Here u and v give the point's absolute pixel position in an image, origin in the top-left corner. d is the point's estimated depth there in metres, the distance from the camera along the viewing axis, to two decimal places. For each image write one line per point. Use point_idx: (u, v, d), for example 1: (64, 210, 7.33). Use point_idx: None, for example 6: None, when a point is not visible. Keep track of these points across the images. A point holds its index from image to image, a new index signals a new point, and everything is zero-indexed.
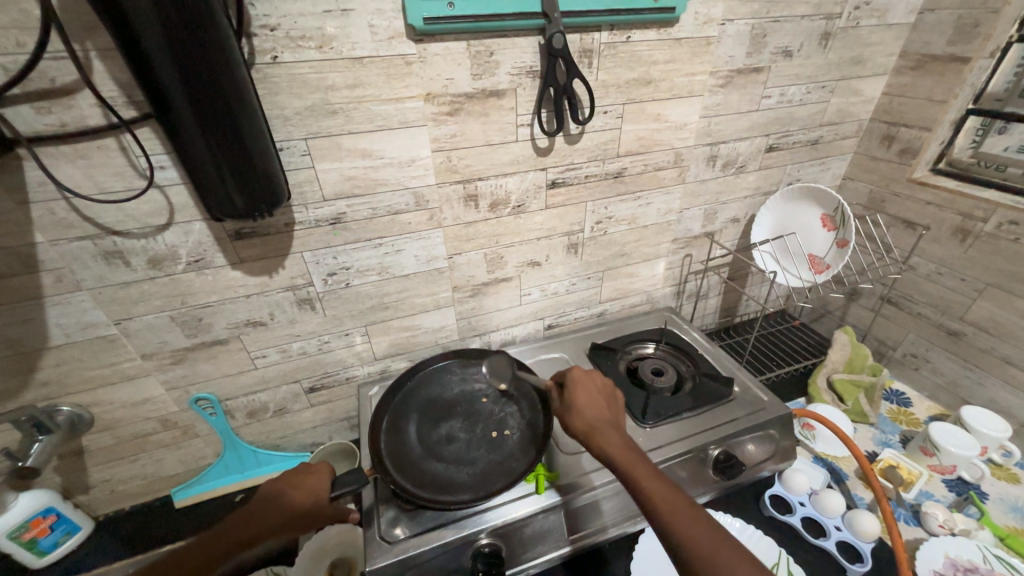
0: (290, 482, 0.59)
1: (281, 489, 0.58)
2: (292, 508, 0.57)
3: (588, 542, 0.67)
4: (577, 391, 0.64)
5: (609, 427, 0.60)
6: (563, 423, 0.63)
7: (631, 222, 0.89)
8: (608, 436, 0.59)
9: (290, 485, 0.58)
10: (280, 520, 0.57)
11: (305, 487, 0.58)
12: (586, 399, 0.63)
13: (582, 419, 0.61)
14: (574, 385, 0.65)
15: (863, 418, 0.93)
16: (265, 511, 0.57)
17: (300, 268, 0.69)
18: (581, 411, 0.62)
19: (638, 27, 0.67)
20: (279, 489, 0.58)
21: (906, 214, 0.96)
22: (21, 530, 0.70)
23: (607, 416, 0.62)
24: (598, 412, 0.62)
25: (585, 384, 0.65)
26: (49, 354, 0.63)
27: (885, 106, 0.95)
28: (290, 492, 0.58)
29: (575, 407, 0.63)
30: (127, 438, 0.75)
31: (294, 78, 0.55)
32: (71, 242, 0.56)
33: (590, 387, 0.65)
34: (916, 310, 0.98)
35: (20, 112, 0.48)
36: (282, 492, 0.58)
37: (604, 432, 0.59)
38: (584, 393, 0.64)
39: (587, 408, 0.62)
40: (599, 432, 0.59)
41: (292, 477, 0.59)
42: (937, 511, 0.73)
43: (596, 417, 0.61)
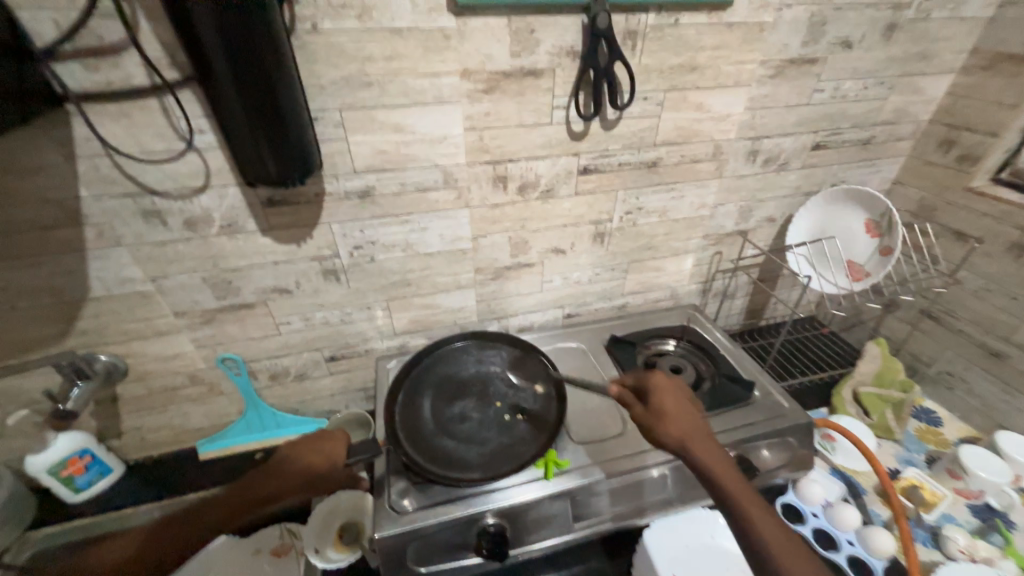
0: (308, 446, 0.61)
1: (299, 453, 0.60)
2: (311, 471, 0.59)
3: (624, 523, 0.68)
4: (664, 399, 0.63)
5: (702, 438, 0.59)
6: (653, 430, 0.61)
7: (662, 215, 0.86)
8: (707, 449, 0.58)
9: (308, 449, 0.60)
10: (299, 481, 0.58)
11: (323, 451, 0.60)
12: (676, 407, 0.63)
13: (676, 429, 0.60)
14: (658, 393, 0.64)
15: (888, 434, 0.90)
16: (283, 472, 0.59)
17: (327, 239, 0.70)
18: (673, 419, 0.61)
19: (688, 9, 0.64)
20: (296, 452, 0.60)
21: (958, 225, 0.90)
22: (59, 466, 0.74)
23: (698, 427, 0.61)
24: (689, 423, 0.61)
25: (671, 391, 0.65)
26: (89, 305, 0.66)
27: (948, 107, 0.88)
28: (310, 454, 0.60)
29: (665, 416, 0.61)
30: (158, 391, 0.79)
31: (332, 47, 0.55)
32: (113, 198, 0.58)
33: (677, 395, 0.64)
34: (958, 327, 0.93)
35: (70, 68, 0.49)
36: (300, 455, 0.60)
37: (699, 444, 0.58)
38: (671, 399, 0.64)
39: (680, 418, 0.61)
40: (694, 443, 0.58)
41: (311, 441, 0.61)
42: (959, 536, 0.71)
43: (690, 428, 0.60)
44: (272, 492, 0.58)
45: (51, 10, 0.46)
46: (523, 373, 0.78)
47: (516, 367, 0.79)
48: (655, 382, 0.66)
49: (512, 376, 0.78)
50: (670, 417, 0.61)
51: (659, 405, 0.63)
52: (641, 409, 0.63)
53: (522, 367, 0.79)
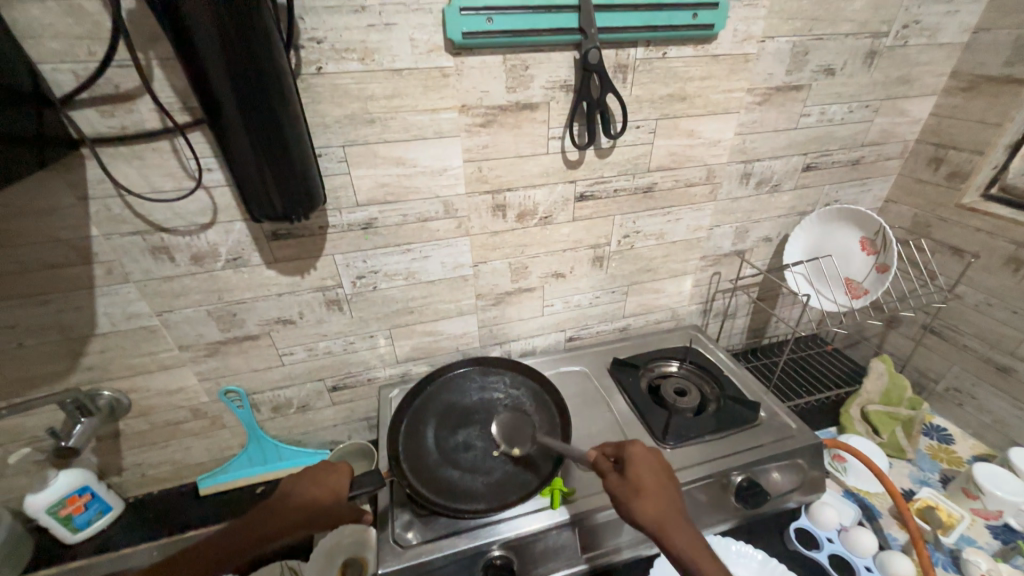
0: (308, 477, 0.59)
1: (303, 486, 0.59)
2: (318, 505, 0.58)
3: (602, 560, 0.66)
4: (640, 472, 0.58)
5: (679, 518, 0.55)
6: (626, 507, 0.55)
7: (659, 238, 0.88)
8: (683, 531, 0.53)
9: (310, 481, 0.59)
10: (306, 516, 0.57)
11: (327, 484, 0.59)
12: (651, 483, 0.57)
13: (651, 509, 0.54)
14: (634, 463, 0.58)
15: (900, 454, 0.89)
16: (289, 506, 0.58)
17: (330, 270, 0.71)
18: (650, 498, 0.55)
19: (675, 43, 0.67)
20: (299, 486, 0.59)
21: (953, 240, 0.91)
22: (58, 506, 0.73)
23: (675, 505, 0.56)
24: (666, 501, 0.55)
25: (648, 462, 0.59)
26: (96, 340, 0.67)
27: (933, 127, 0.91)
28: (314, 488, 0.58)
29: (641, 494, 0.56)
30: (160, 425, 0.79)
31: (336, 88, 0.57)
32: (122, 236, 0.60)
33: (653, 466, 0.59)
34: (961, 342, 0.93)
35: (87, 115, 0.52)
36: (304, 488, 0.59)
37: (674, 523, 0.54)
38: (648, 473, 0.58)
39: (655, 494, 0.56)
40: (671, 528, 0.53)
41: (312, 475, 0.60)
42: (980, 559, 0.68)
43: (666, 509, 0.55)
44: (274, 528, 0.57)
45: (71, 63, 0.49)
46: (505, 432, 0.72)
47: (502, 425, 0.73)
48: (631, 453, 0.60)
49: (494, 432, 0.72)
50: (647, 496, 0.55)
51: (633, 482, 0.57)
52: (617, 485, 0.57)
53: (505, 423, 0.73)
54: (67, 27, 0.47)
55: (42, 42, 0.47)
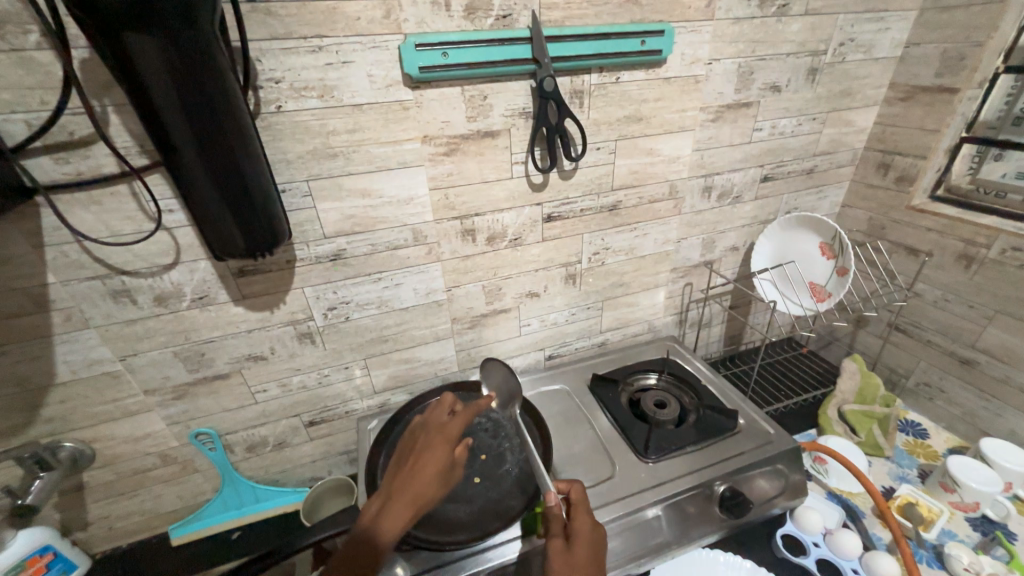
0: (428, 440, 0.58)
1: (430, 458, 0.56)
2: (447, 454, 0.56)
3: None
4: (582, 543, 0.54)
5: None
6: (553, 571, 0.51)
7: (629, 253, 0.89)
8: None
9: (430, 448, 0.57)
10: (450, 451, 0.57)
11: (445, 434, 0.58)
12: (590, 561, 0.53)
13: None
14: (578, 533, 0.55)
15: (878, 452, 0.90)
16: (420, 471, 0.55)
17: (300, 303, 0.70)
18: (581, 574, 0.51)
19: (626, 68, 0.70)
20: (426, 443, 0.57)
21: (907, 241, 0.95)
22: (17, 570, 0.67)
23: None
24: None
25: (592, 535, 0.56)
26: (55, 390, 0.65)
27: (879, 135, 0.96)
28: (439, 442, 0.57)
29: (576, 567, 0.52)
30: (127, 474, 0.75)
31: (297, 125, 0.58)
32: (81, 282, 0.59)
33: (598, 543, 0.55)
34: (926, 337, 0.96)
35: (40, 163, 0.51)
36: (425, 459, 0.56)
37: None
38: (586, 551, 0.53)
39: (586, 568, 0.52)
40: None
41: (425, 427, 0.61)
42: (961, 553, 0.69)
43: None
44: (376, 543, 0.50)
45: (23, 113, 0.49)
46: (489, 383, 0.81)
47: (489, 375, 0.81)
48: (578, 524, 0.56)
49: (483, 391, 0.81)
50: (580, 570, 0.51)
51: (572, 553, 0.53)
52: (557, 547, 0.54)
53: (490, 374, 0.81)
54: (17, 78, 0.47)
55: None
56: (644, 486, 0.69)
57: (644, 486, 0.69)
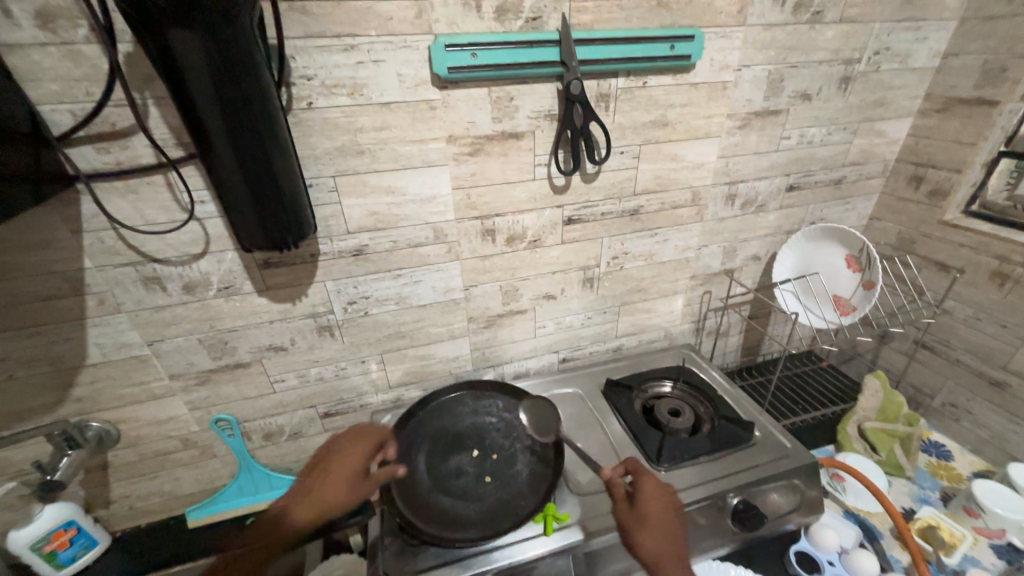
0: (334, 463, 0.69)
1: (332, 478, 0.68)
2: (348, 473, 0.68)
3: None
4: (648, 505, 0.64)
5: (676, 554, 0.60)
6: (628, 537, 0.61)
7: (648, 258, 0.89)
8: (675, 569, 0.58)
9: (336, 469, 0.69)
10: (358, 465, 0.69)
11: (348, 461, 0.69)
12: (659, 518, 0.63)
13: (650, 544, 0.60)
14: (644, 499, 0.65)
15: (899, 472, 0.88)
16: (326, 486, 0.67)
17: (321, 296, 0.71)
18: (649, 533, 0.61)
19: (654, 73, 0.69)
20: (333, 465, 0.69)
21: (937, 256, 0.92)
22: (43, 542, 0.71)
23: (674, 539, 0.61)
24: (666, 536, 0.61)
25: (660, 497, 0.65)
26: (86, 371, 0.67)
27: (911, 147, 0.93)
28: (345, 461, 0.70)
29: (643, 529, 0.62)
30: (149, 455, 0.78)
31: (327, 122, 0.59)
32: (115, 267, 0.61)
33: (666, 501, 0.64)
34: (954, 356, 0.93)
35: (82, 151, 0.53)
36: (331, 478, 0.68)
37: (669, 559, 0.59)
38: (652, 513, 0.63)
39: (658, 528, 0.62)
40: (667, 561, 0.59)
41: (344, 442, 0.72)
42: None
43: (665, 543, 0.60)
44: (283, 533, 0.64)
45: (69, 103, 0.50)
46: (533, 414, 0.80)
47: (529, 405, 0.81)
48: (642, 491, 0.65)
49: (522, 418, 0.79)
50: (650, 529, 0.62)
51: (643, 515, 0.63)
52: (624, 515, 0.64)
53: (532, 405, 0.81)
54: (66, 70, 0.49)
55: (42, 84, 0.49)
56: None
57: None
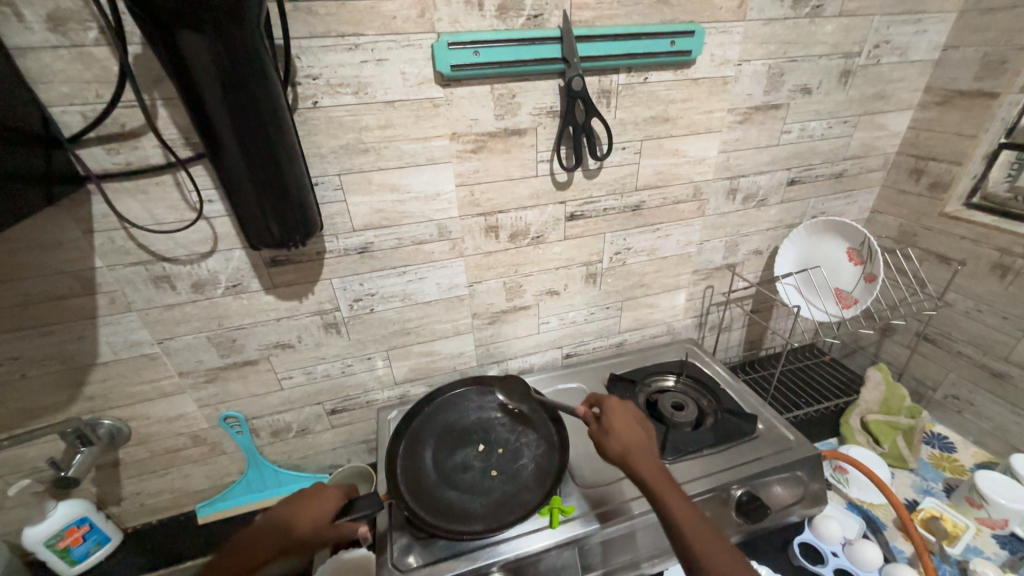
0: (301, 502, 0.60)
1: (288, 522, 0.58)
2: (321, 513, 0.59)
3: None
4: (614, 416, 0.65)
5: (644, 449, 0.61)
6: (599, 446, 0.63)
7: (651, 253, 0.89)
8: (643, 458, 0.59)
9: (297, 512, 0.59)
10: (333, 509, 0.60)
11: (317, 502, 0.60)
12: (625, 423, 0.65)
13: (618, 443, 0.62)
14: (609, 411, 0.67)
15: (901, 463, 0.88)
16: (279, 531, 0.58)
17: (328, 293, 0.72)
18: (618, 436, 0.63)
19: (655, 68, 0.70)
20: (296, 509, 0.59)
21: (939, 248, 0.93)
22: (56, 538, 0.73)
23: (642, 440, 0.62)
24: (634, 436, 0.63)
25: (623, 409, 0.67)
26: (97, 369, 0.68)
27: (912, 139, 0.94)
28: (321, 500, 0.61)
29: (612, 434, 0.63)
30: (160, 452, 0.79)
31: (331, 121, 0.60)
32: (126, 267, 0.62)
33: (629, 412, 0.67)
34: (956, 348, 0.93)
35: (93, 152, 0.54)
36: (290, 520, 0.58)
37: (639, 453, 0.60)
38: (620, 421, 0.64)
39: (624, 431, 0.63)
40: (635, 456, 0.60)
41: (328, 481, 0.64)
42: (988, 570, 0.68)
43: (634, 443, 0.62)
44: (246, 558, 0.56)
45: (80, 105, 0.51)
46: (508, 392, 0.82)
47: (504, 385, 0.83)
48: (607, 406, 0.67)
49: (500, 400, 0.81)
50: (617, 434, 0.63)
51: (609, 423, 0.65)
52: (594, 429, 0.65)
53: (507, 384, 0.83)
54: (77, 72, 0.50)
55: (53, 87, 0.50)
56: None
57: None
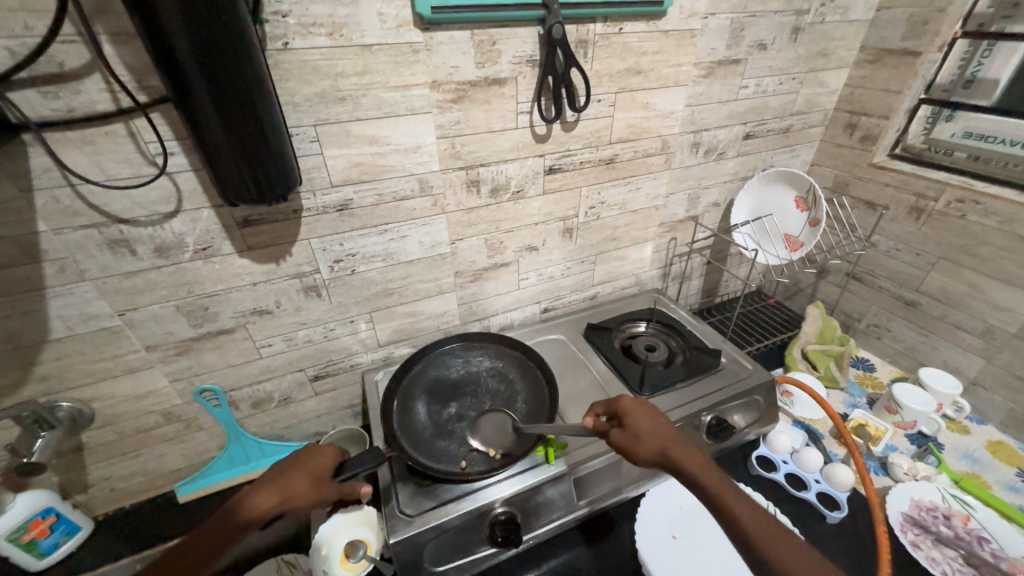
0: (288, 472, 0.57)
1: (286, 481, 0.56)
2: (311, 484, 0.57)
3: (606, 502, 0.72)
4: (635, 418, 0.60)
5: (681, 445, 0.56)
6: (629, 454, 0.58)
7: (622, 207, 0.93)
8: (684, 456, 0.55)
9: (292, 470, 0.57)
10: (323, 474, 0.58)
11: (315, 458, 0.59)
12: (646, 422, 0.59)
13: (649, 447, 0.57)
14: (629, 413, 0.61)
15: (835, 384, 1.02)
16: (276, 490, 0.55)
17: (307, 255, 0.69)
18: (649, 436, 0.58)
19: (629, 18, 0.71)
20: (281, 479, 0.56)
21: (867, 196, 1.04)
22: (20, 531, 0.68)
23: (677, 436, 0.58)
24: (666, 434, 0.58)
25: (642, 410, 0.61)
26: (49, 348, 0.62)
27: (847, 97, 1.03)
28: (304, 469, 0.58)
29: (640, 436, 0.58)
30: (129, 433, 0.74)
31: (305, 65, 0.56)
32: (75, 230, 0.55)
33: (649, 410, 0.61)
34: (878, 284, 1.07)
35: (26, 96, 0.47)
36: (285, 481, 0.56)
37: (678, 449, 0.56)
38: (644, 419, 0.60)
39: (652, 430, 0.58)
40: (673, 453, 0.56)
41: (299, 453, 0.60)
42: (902, 460, 0.82)
43: (668, 440, 0.57)
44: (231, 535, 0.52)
45: (5, 38, 0.44)
46: (483, 436, 0.71)
47: (477, 429, 0.72)
48: (624, 404, 0.62)
49: (477, 446, 0.69)
50: (644, 435, 0.58)
51: (630, 427, 0.59)
52: (617, 433, 0.60)
53: (482, 426, 0.72)
54: None
55: None
56: None
57: None
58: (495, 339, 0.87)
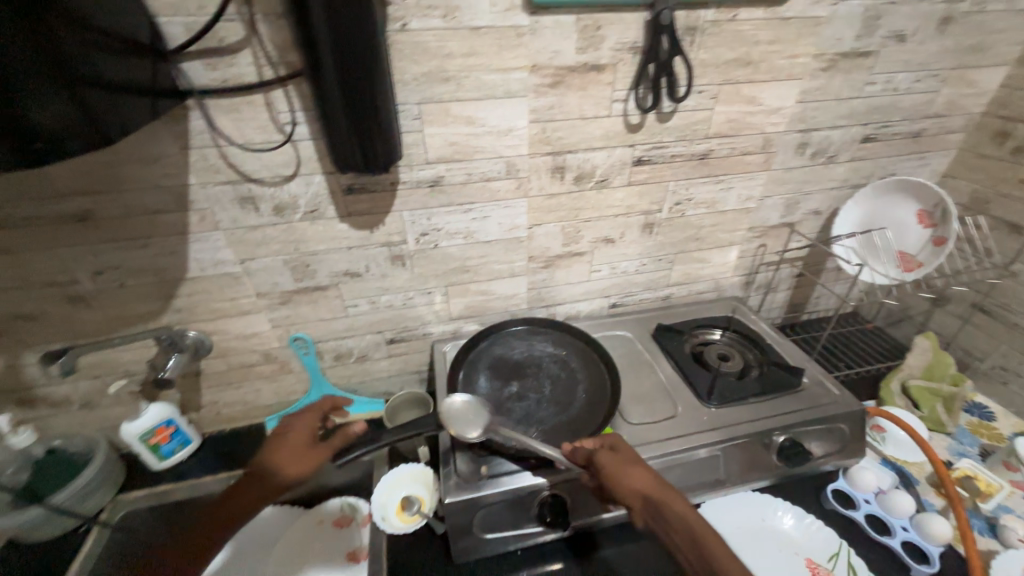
0: (273, 451, 0.60)
1: (270, 459, 0.59)
2: (294, 457, 0.59)
3: None
4: (627, 452, 0.62)
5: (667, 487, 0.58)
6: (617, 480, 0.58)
7: (710, 206, 0.89)
8: (673, 496, 0.56)
9: (276, 447, 0.60)
10: (304, 445, 0.61)
11: (294, 432, 0.62)
12: (635, 457, 0.62)
13: (639, 478, 0.58)
14: (621, 446, 0.63)
15: (940, 428, 0.90)
16: (262, 467, 0.59)
17: (397, 226, 0.75)
18: (638, 469, 0.60)
19: (746, 5, 0.66)
20: (268, 457, 0.59)
21: (1012, 217, 0.90)
22: (148, 435, 0.81)
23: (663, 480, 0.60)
24: (655, 474, 0.60)
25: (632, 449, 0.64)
26: (185, 284, 0.73)
27: (1002, 99, 0.88)
28: (286, 444, 0.61)
29: (631, 466, 0.60)
30: (235, 367, 0.85)
31: (417, 46, 0.59)
32: (216, 185, 0.64)
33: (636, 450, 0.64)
34: (1012, 321, 0.92)
35: (194, 67, 0.56)
36: (270, 457, 0.59)
37: (665, 489, 0.57)
38: (636, 455, 0.62)
39: (642, 466, 0.60)
40: (661, 490, 0.57)
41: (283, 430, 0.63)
42: (1017, 525, 0.70)
43: (656, 478, 0.59)
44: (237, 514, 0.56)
45: (184, 16, 0.52)
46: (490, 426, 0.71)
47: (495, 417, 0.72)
48: (616, 438, 0.65)
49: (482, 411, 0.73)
50: (633, 467, 0.60)
51: (621, 456, 0.61)
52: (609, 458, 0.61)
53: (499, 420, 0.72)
54: None
55: None
56: (705, 427, 0.73)
57: (705, 427, 0.73)
58: (560, 327, 0.88)
